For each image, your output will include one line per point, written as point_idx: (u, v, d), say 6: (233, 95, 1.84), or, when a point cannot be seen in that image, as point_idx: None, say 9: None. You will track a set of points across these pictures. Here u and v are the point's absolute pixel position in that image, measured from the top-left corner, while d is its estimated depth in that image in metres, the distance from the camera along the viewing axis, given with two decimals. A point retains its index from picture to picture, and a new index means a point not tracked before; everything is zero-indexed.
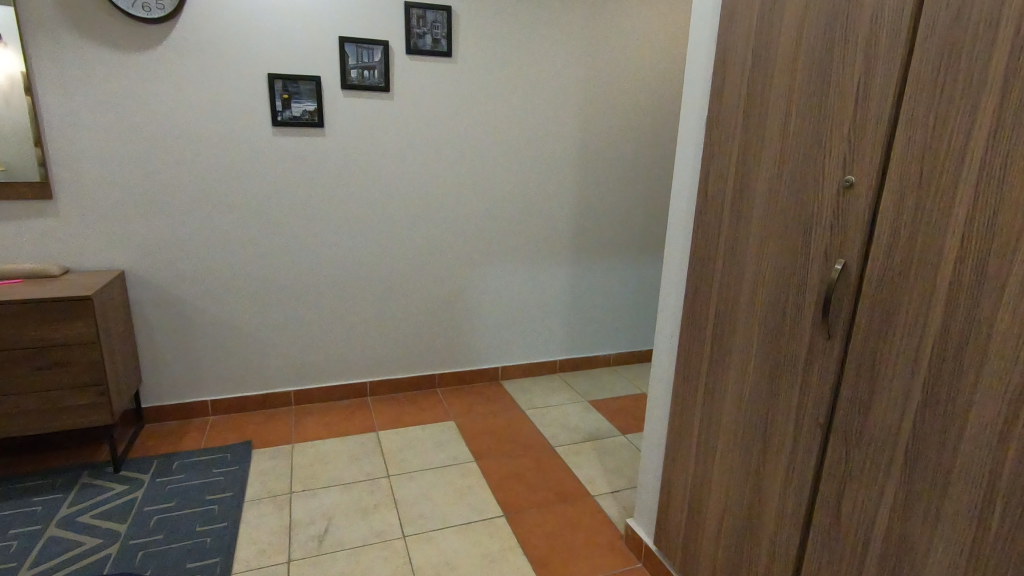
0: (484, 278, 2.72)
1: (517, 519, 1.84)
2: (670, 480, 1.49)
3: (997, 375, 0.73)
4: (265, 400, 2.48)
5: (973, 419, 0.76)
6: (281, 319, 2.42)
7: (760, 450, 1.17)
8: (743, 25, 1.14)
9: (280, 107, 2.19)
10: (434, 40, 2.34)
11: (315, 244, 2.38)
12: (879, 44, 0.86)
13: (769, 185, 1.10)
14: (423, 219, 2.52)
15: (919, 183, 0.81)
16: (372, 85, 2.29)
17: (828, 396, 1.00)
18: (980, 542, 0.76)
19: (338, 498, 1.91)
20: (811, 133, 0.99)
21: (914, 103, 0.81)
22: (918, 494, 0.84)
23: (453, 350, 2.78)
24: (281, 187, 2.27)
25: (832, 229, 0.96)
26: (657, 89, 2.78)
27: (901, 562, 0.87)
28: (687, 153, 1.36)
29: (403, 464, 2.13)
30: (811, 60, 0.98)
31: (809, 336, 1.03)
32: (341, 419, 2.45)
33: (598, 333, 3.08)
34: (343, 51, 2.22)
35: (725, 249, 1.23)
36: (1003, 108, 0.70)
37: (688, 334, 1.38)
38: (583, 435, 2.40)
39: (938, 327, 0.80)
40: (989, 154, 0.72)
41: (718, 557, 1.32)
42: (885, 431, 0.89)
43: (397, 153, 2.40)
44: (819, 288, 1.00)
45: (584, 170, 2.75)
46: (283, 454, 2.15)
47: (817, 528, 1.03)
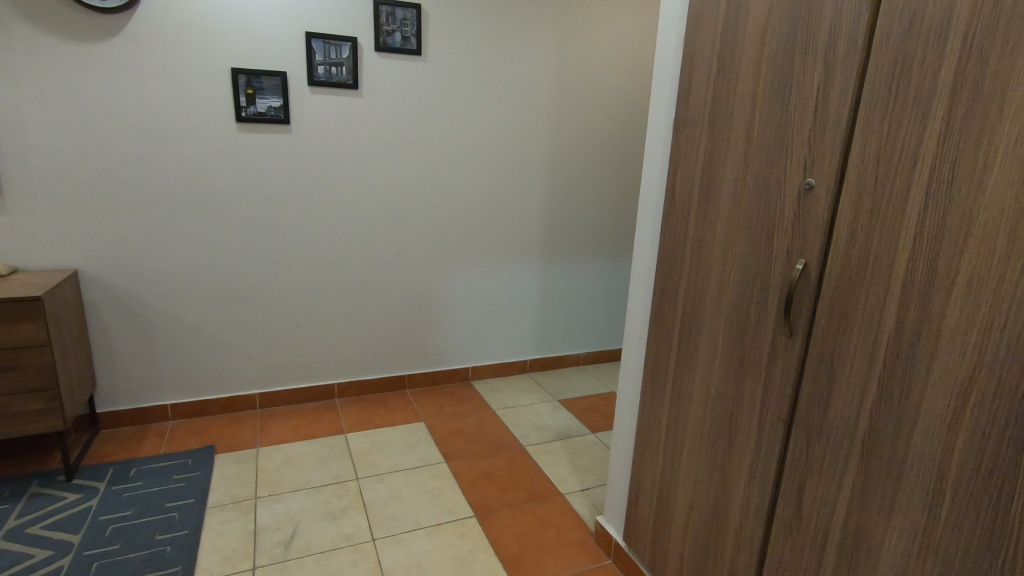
0: (454, 278, 2.71)
1: (488, 519, 1.84)
2: (638, 478, 1.51)
3: (947, 370, 0.76)
4: (229, 403, 2.42)
5: (925, 412, 0.80)
6: (246, 319, 2.36)
7: (725, 446, 1.19)
8: (709, 31, 1.16)
9: (244, 102, 2.14)
10: (404, 37, 2.32)
11: (282, 243, 2.33)
12: (837, 52, 0.89)
13: (734, 187, 1.12)
14: (393, 218, 2.49)
15: (874, 186, 0.84)
16: (339, 82, 2.25)
17: (790, 391, 1.03)
18: (931, 528, 0.80)
19: (305, 502, 1.88)
20: (774, 136, 1.02)
21: (870, 108, 0.84)
22: (874, 486, 0.88)
23: (423, 350, 2.76)
24: (245, 185, 2.22)
25: (794, 231, 0.99)
26: (626, 90, 2.82)
27: (858, 551, 0.91)
28: (654, 156, 1.38)
29: (372, 466, 2.11)
30: (774, 66, 1.01)
31: (772, 334, 1.06)
32: (309, 422, 2.40)
33: (569, 333, 3.10)
34: (310, 46, 2.17)
35: (692, 249, 1.25)
36: (952, 115, 0.74)
37: (656, 333, 1.40)
38: (554, 434, 2.42)
39: (892, 325, 0.83)
40: (939, 159, 0.76)
41: (685, 552, 1.34)
42: (844, 425, 0.92)
43: (367, 151, 2.37)
44: (781, 288, 1.03)
45: (555, 170, 2.77)
46: (248, 459, 2.10)
47: (780, 520, 1.06)
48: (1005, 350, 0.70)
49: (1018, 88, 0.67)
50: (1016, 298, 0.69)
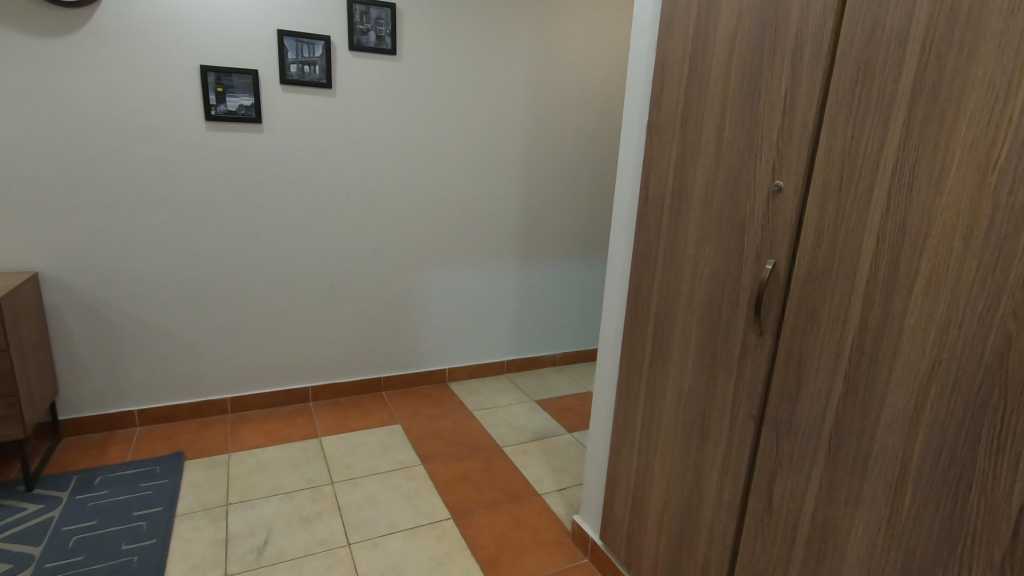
0: (430, 279, 2.70)
1: (465, 521, 1.83)
2: (614, 476, 1.52)
3: (909, 365, 0.79)
4: (199, 408, 2.36)
5: (888, 406, 0.82)
6: (217, 322, 2.31)
7: (698, 443, 1.21)
8: (680, 35, 1.18)
9: (214, 101, 2.09)
10: (378, 36, 2.30)
11: (254, 245, 2.29)
12: (804, 57, 0.91)
13: (705, 188, 1.14)
14: (368, 218, 2.47)
15: (839, 187, 0.87)
16: (312, 81, 2.22)
17: (760, 388, 1.05)
18: (894, 519, 0.82)
19: (278, 507, 1.84)
20: (743, 139, 1.04)
21: (835, 111, 0.87)
22: (841, 479, 0.90)
23: (398, 352, 2.74)
24: (215, 185, 2.17)
25: (763, 231, 1.02)
26: (601, 93, 2.84)
27: (826, 543, 0.93)
28: (628, 157, 1.39)
29: (347, 469, 2.08)
30: (743, 70, 1.03)
31: (742, 332, 1.08)
32: (282, 426, 2.36)
33: (545, 333, 3.12)
34: (282, 44, 2.14)
35: (665, 250, 1.27)
36: (912, 119, 0.76)
37: (630, 333, 1.42)
38: (530, 435, 2.42)
39: (857, 322, 0.86)
40: (899, 161, 0.78)
41: (660, 548, 1.36)
42: (812, 420, 0.94)
43: (340, 151, 2.35)
44: (751, 287, 1.05)
45: (531, 171, 2.78)
46: (219, 464, 2.06)
47: (751, 515, 1.08)
48: (963, 345, 0.73)
49: (972, 92, 0.70)
50: (972, 295, 0.71)
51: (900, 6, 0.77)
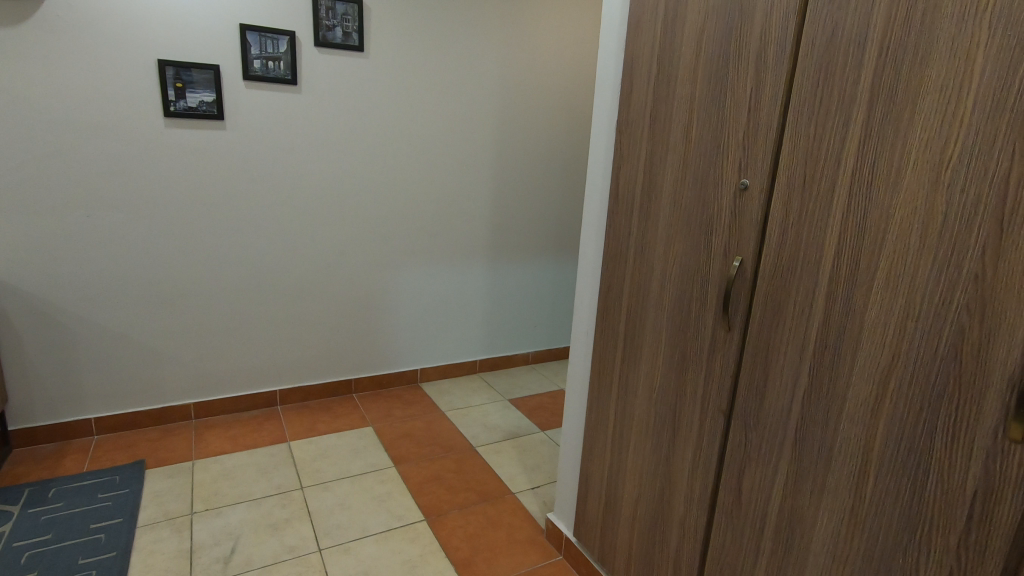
0: (400, 279, 2.67)
1: (439, 522, 1.82)
2: (587, 474, 1.53)
3: (870, 359, 0.81)
4: (161, 415, 2.28)
5: (851, 398, 0.84)
6: (179, 326, 2.24)
7: (669, 438, 1.23)
8: (648, 35, 1.19)
9: (173, 97, 2.02)
10: (345, 33, 2.26)
11: (218, 245, 2.23)
12: (767, 59, 0.93)
13: (674, 187, 1.16)
14: (336, 218, 2.43)
15: (802, 186, 0.89)
16: (277, 77, 2.17)
17: (729, 383, 1.07)
18: (857, 508, 0.85)
19: (245, 515, 1.79)
20: (711, 138, 1.06)
21: (797, 111, 0.89)
22: (806, 471, 0.92)
23: (369, 353, 2.70)
24: (176, 184, 2.10)
25: (730, 229, 1.03)
26: (570, 92, 2.86)
27: (793, 533, 0.95)
28: (598, 157, 1.40)
29: (317, 474, 2.04)
30: (710, 70, 1.05)
31: (711, 329, 1.10)
32: (249, 431, 2.30)
33: (517, 332, 3.12)
34: (245, 39, 2.08)
35: (635, 248, 1.28)
36: (871, 119, 0.79)
37: (602, 331, 1.43)
38: (503, 433, 2.42)
39: (820, 317, 0.88)
40: (859, 161, 0.81)
41: (633, 543, 1.37)
42: (778, 414, 0.96)
43: (307, 149, 2.30)
44: (719, 284, 1.07)
45: (501, 170, 2.77)
46: (183, 472, 1.99)
47: (721, 508, 1.10)
48: (920, 337, 0.75)
49: (927, 94, 0.72)
50: (928, 289, 0.74)
51: (859, 10, 0.79)
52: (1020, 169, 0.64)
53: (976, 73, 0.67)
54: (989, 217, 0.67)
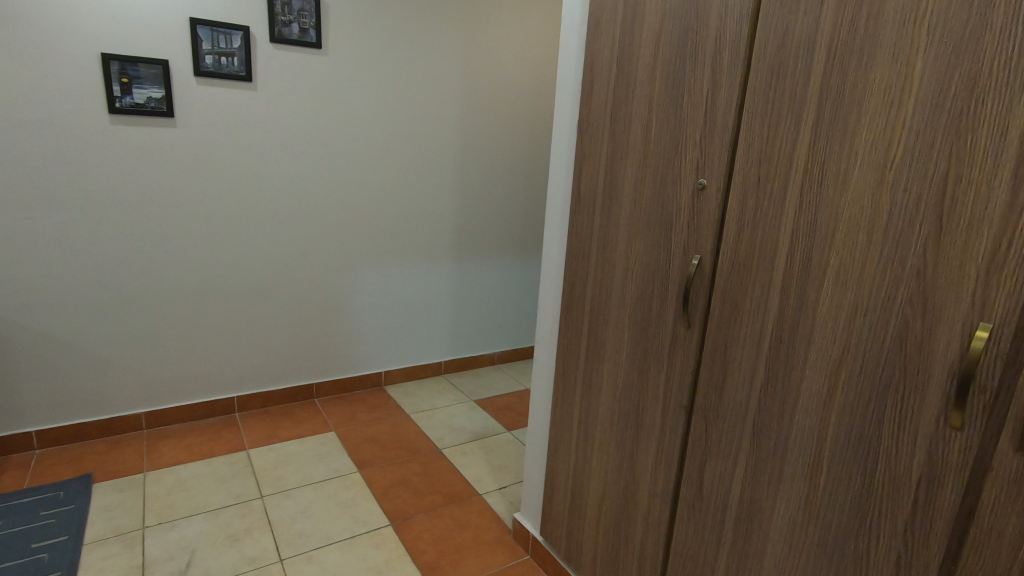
0: (363, 281, 2.62)
1: (405, 526, 1.79)
2: (553, 473, 1.54)
3: (822, 352, 0.84)
4: (110, 425, 2.18)
5: (804, 391, 0.87)
6: (128, 332, 2.14)
7: (633, 434, 1.24)
8: (608, 36, 1.20)
9: (118, 92, 1.93)
10: (301, 29, 2.20)
11: (170, 247, 2.14)
12: (722, 61, 0.96)
13: (635, 186, 1.17)
14: (295, 219, 2.37)
15: (757, 186, 0.91)
16: (230, 74, 2.10)
17: (689, 378, 1.09)
18: (811, 497, 0.88)
19: (202, 527, 1.73)
20: (670, 139, 1.08)
21: (751, 112, 0.91)
22: (764, 462, 0.95)
23: (331, 357, 2.64)
24: (122, 183, 2.01)
25: (688, 228, 1.06)
26: (532, 92, 2.87)
27: (752, 523, 0.98)
28: (560, 157, 1.41)
29: (278, 482, 1.99)
30: (668, 71, 1.06)
31: (672, 326, 1.12)
32: (205, 440, 2.22)
33: (482, 332, 3.11)
34: (195, 34, 2.01)
35: (597, 247, 1.29)
36: (820, 121, 0.81)
37: (566, 329, 1.43)
38: (469, 434, 2.41)
39: (775, 313, 0.91)
40: (810, 161, 0.84)
41: (599, 540, 1.38)
42: (736, 407, 0.99)
43: (263, 148, 2.23)
44: (679, 282, 1.09)
45: (464, 170, 2.76)
46: (134, 485, 1.90)
47: (683, 502, 1.12)
48: (868, 331, 0.78)
49: (872, 97, 0.75)
50: (875, 285, 0.77)
51: (807, 15, 0.82)
52: (956, 169, 0.68)
53: (916, 78, 0.71)
54: (929, 214, 0.71)
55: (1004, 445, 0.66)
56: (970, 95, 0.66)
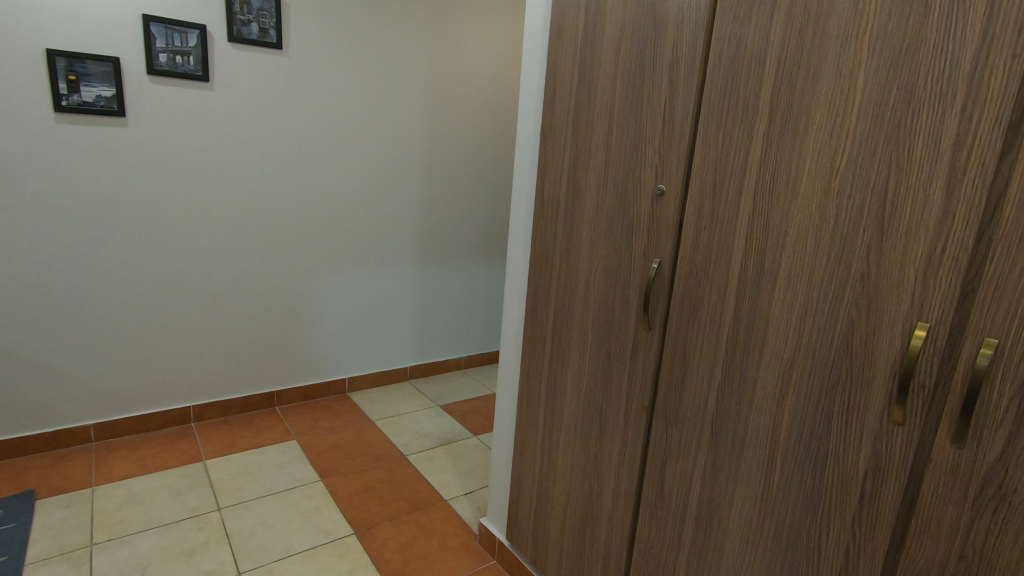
0: (325, 285, 2.58)
1: (369, 534, 1.77)
2: (518, 477, 1.54)
3: (776, 352, 0.87)
4: (54, 439, 2.07)
5: (759, 390, 0.90)
6: (74, 339, 2.05)
7: (597, 435, 1.26)
8: (569, 44, 1.22)
9: (65, 90, 1.85)
10: (261, 29, 2.16)
11: (121, 252, 2.06)
12: (679, 71, 0.98)
13: (597, 191, 1.19)
14: (254, 223, 2.31)
15: (713, 192, 0.94)
16: (186, 73, 2.04)
17: (650, 380, 1.11)
18: (766, 493, 0.91)
19: (155, 542, 1.66)
20: (630, 144, 1.10)
21: (707, 120, 0.94)
22: (722, 461, 0.97)
23: (292, 364, 2.59)
24: (70, 184, 1.92)
25: (648, 233, 1.08)
26: (496, 97, 2.89)
27: (711, 521, 1.00)
28: (524, 163, 1.42)
29: (236, 493, 1.93)
30: (628, 78, 1.08)
31: (633, 329, 1.14)
32: (159, 452, 2.14)
33: (448, 337, 3.10)
34: (148, 31, 1.95)
35: (561, 250, 1.30)
36: (770, 130, 0.85)
37: (531, 333, 1.44)
38: (436, 440, 2.40)
39: (732, 315, 0.93)
40: (762, 170, 0.86)
41: (564, 542, 1.39)
42: (695, 408, 1.01)
43: (221, 149, 2.17)
44: (639, 285, 1.11)
45: (429, 174, 2.75)
46: (81, 501, 1.82)
47: (645, 502, 1.14)
48: (818, 332, 0.82)
49: (818, 108, 0.79)
50: (823, 288, 0.80)
51: (758, 28, 0.85)
52: (896, 177, 0.71)
53: (858, 90, 0.74)
54: (872, 220, 0.74)
55: (941, 438, 0.69)
56: (907, 107, 0.70)
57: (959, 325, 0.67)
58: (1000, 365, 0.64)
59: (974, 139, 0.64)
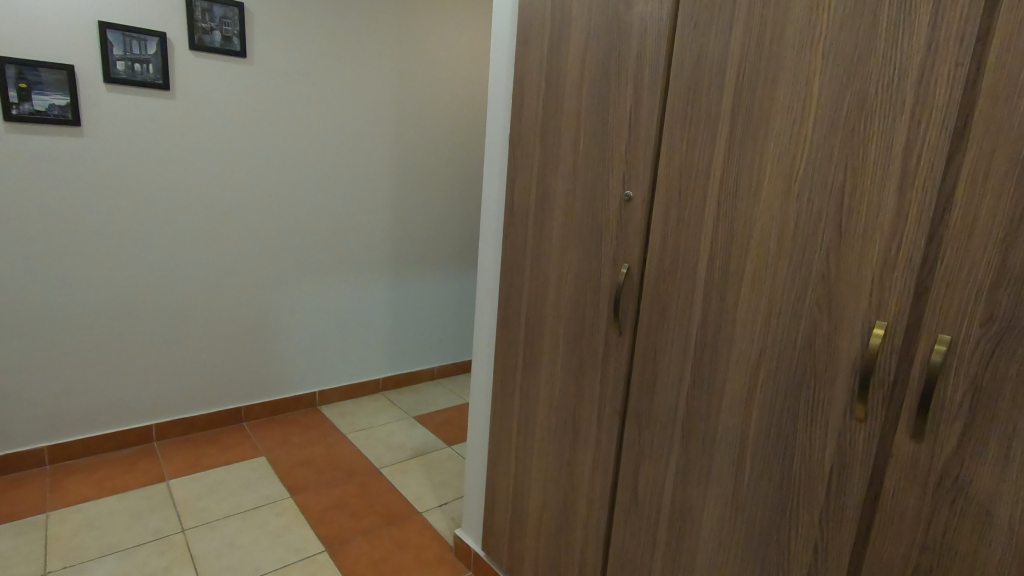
0: (294, 297, 2.53)
1: (341, 551, 1.72)
2: (494, 486, 1.53)
3: (744, 352, 0.88)
4: (5, 463, 1.97)
5: (728, 391, 0.91)
6: (26, 358, 1.96)
7: (571, 440, 1.25)
8: (536, 53, 1.23)
9: (16, 99, 1.78)
10: (224, 37, 2.12)
11: (78, 266, 1.99)
12: (644, 80, 1.00)
13: (566, 198, 1.19)
14: (219, 234, 2.26)
15: (679, 198, 0.96)
16: (145, 81, 1.99)
17: (622, 385, 1.12)
18: (737, 493, 0.92)
19: (114, 568, 1.59)
20: (597, 151, 1.11)
21: (672, 127, 0.96)
22: (694, 462, 0.98)
23: (260, 378, 2.52)
24: (20, 196, 1.84)
25: (617, 238, 1.09)
26: (465, 106, 2.90)
27: (684, 523, 1.01)
28: (493, 171, 1.42)
29: (202, 513, 1.86)
30: (594, 86, 1.10)
31: (605, 333, 1.14)
32: (119, 473, 2.05)
33: (420, 347, 3.07)
34: (105, 38, 1.89)
35: (531, 257, 1.30)
36: (732, 137, 0.87)
37: (503, 340, 1.43)
38: (409, 452, 2.36)
39: (700, 317, 0.95)
40: (726, 176, 0.88)
41: (540, 550, 1.38)
42: (667, 411, 1.02)
43: (184, 159, 2.12)
44: (610, 291, 1.12)
45: (399, 183, 2.73)
46: (34, 527, 1.73)
47: (619, 507, 1.14)
48: (782, 332, 0.83)
49: (777, 115, 0.81)
50: (787, 288, 0.82)
51: (718, 37, 0.87)
52: (852, 181, 0.74)
53: (814, 98, 0.77)
54: (830, 223, 0.77)
55: (901, 433, 0.72)
56: (861, 113, 0.72)
57: (914, 322, 0.70)
58: (954, 360, 0.66)
59: (923, 144, 0.67)
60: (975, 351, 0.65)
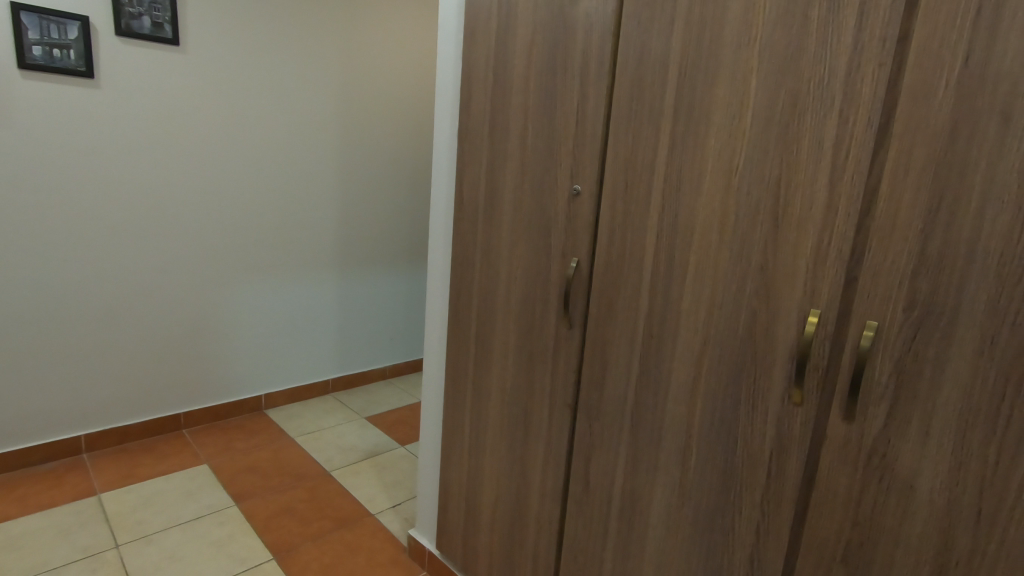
0: (235, 297, 2.43)
1: (289, 558, 1.67)
2: (446, 484, 1.51)
3: (688, 343, 0.91)
4: None
5: (674, 381, 0.94)
6: None
7: (523, 434, 1.26)
8: (482, 46, 1.22)
9: None
10: (154, 23, 2.01)
11: None
12: (590, 75, 1.01)
13: (515, 192, 1.19)
14: (154, 232, 2.14)
15: (625, 192, 0.97)
16: (66, 68, 1.85)
17: (572, 377, 1.12)
18: (683, 479, 0.94)
19: None
20: (545, 145, 1.11)
21: (617, 121, 0.97)
22: (643, 451, 1.00)
23: (200, 382, 2.41)
24: None
25: (566, 232, 1.09)
26: (413, 101, 2.85)
27: (634, 511, 1.03)
28: (442, 165, 1.41)
29: (138, 527, 1.76)
30: (541, 81, 1.10)
31: (554, 327, 1.15)
32: (45, 488, 1.91)
33: (370, 346, 3.01)
34: (18, 21, 1.76)
35: (481, 251, 1.30)
36: (675, 132, 0.89)
37: (454, 336, 1.42)
38: (360, 453, 2.31)
39: (647, 309, 0.96)
40: (670, 170, 0.90)
41: (494, 545, 1.38)
42: (616, 403, 1.04)
43: (114, 153, 2.00)
44: (559, 284, 1.12)
45: (345, 179, 2.67)
46: None
47: (571, 498, 1.15)
48: (724, 321, 0.86)
49: (716, 111, 0.83)
50: (728, 280, 0.85)
51: (660, 35, 0.89)
52: (787, 175, 0.77)
53: (751, 95, 0.79)
54: (767, 216, 0.79)
55: (834, 416, 0.75)
56: (793, 110, 0.75)
57: (844, 309, 0.73)
58: (880, 344, 0.70)
59: (850, 140, 0.70)
60: (898, 336, 0.68)
